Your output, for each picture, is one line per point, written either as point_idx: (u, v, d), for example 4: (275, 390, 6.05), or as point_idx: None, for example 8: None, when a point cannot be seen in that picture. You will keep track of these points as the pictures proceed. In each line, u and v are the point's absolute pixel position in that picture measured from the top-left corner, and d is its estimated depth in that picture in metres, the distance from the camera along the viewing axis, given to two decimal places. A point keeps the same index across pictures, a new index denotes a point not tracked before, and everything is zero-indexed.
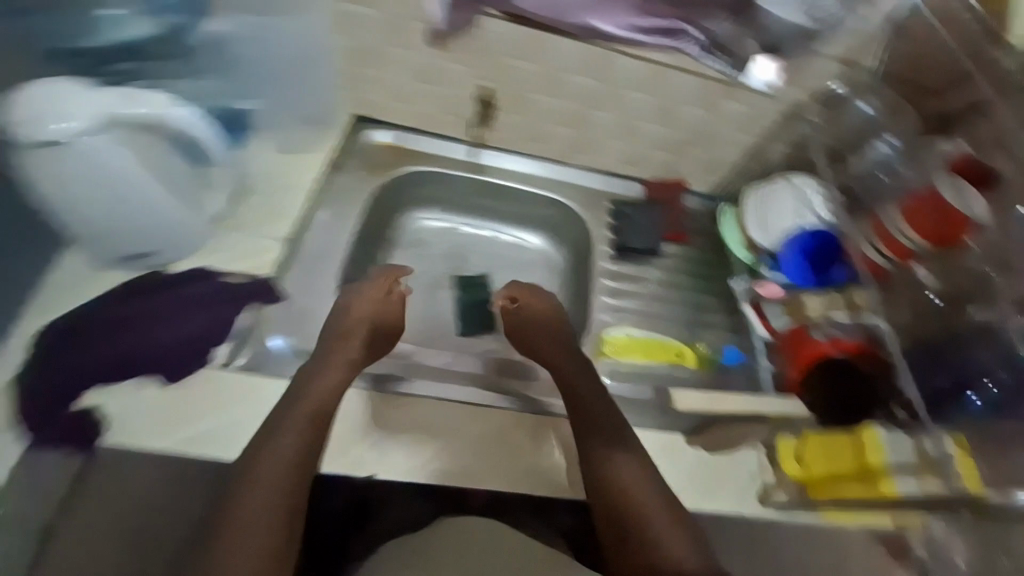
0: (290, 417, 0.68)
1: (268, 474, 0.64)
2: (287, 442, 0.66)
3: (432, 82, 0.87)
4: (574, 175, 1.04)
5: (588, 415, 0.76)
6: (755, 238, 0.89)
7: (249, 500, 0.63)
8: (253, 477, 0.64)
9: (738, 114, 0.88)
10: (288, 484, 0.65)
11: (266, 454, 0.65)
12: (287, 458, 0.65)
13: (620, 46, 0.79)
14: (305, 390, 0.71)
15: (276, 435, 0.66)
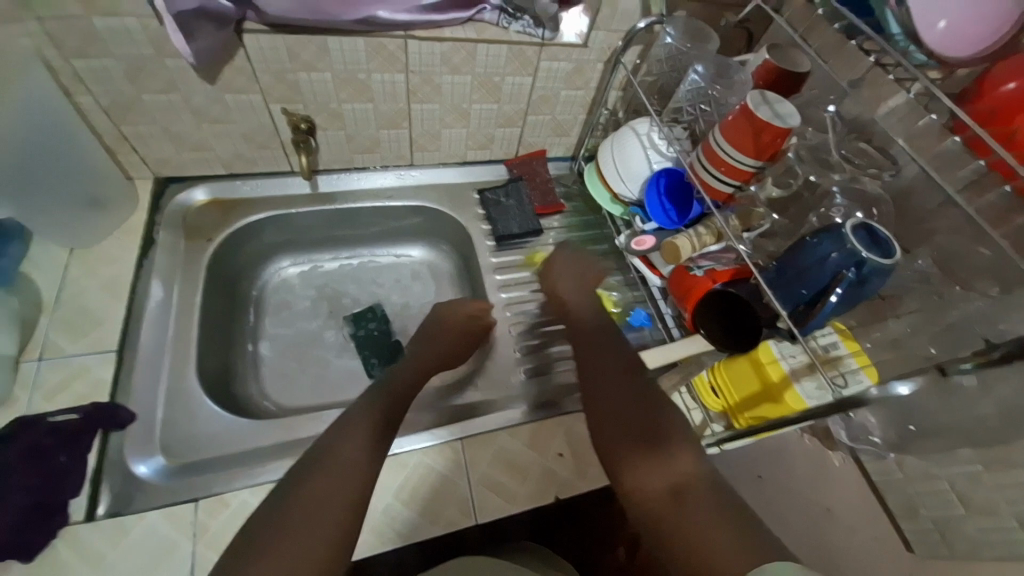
0: (365, 414, 0.63)
1: (335, 476, 0.55)
2: (356, 451, 0.58)
3: (224, 122, 0.76)
4: (432, 176, 0.97)
5: (629, 413, 0.62)
6: (618, 192, 0.86)
7: (316, 491, 0.53)
8: (330, 475, 0.55)
9: (562, 71, 0.85)
10: (363, 477, 0.56)
11: (343, 451, 0.57)
12: (354, 463, 0.56)
13: (417, 32, 0.72)
14: (392, 392, 0.69)
15: (346, 441, 0.59)
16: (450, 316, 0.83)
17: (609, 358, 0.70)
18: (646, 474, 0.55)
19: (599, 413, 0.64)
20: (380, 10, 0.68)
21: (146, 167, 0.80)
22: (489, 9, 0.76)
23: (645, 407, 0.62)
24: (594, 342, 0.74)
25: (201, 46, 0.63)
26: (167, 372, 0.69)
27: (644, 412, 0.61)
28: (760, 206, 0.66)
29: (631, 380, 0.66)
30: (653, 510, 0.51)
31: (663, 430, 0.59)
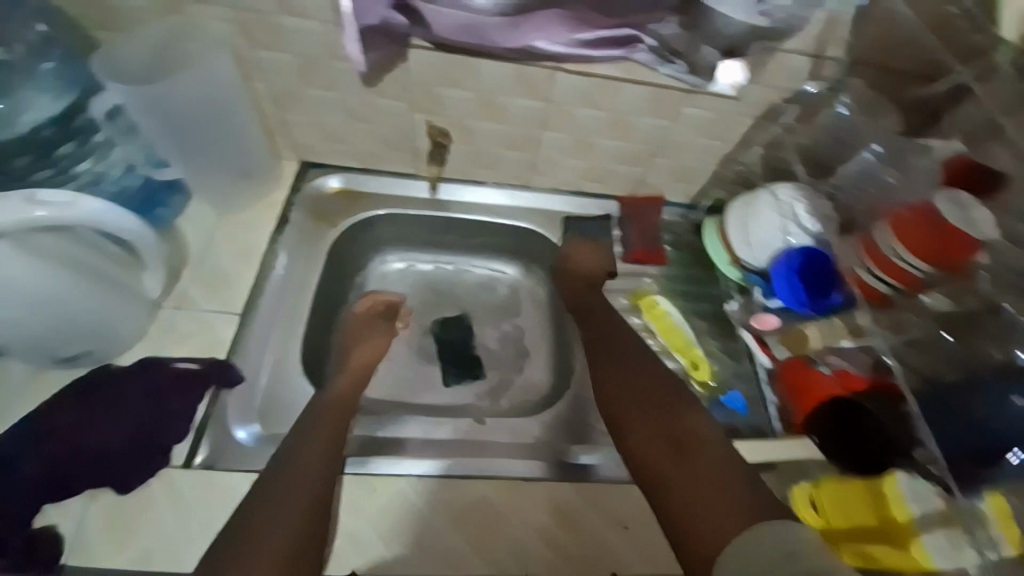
0: (318, 425, 0.65)
1: (294, 489, 0.57)
2: (308, 465, 0.60)
3: (368, 122, 0.81)
4: (543, 201, 0.97)
5: (650, 409, 0.66)
6: (741, 256, 0.81)
7: (269, 504, 0.56)
8: (284, 486, 0.58)
9: (702, 120, 0.81)
10: (320, 485, 0.59)
11: (297, 462, 0.60)
12: (302, 474, 0.59)
13: (566, 65, 0.72)
14: (328, 409, 0.68)
15: (299, 451, 0.61)
16: (366, 325, 0.83)
17: (626, 368, 0.71)
18: (692, 480, 0.56)
19: (614, 401, 0.69)
20: (538, 39, 0.68)
21: (293, 151, 0.86)
22: (643, 49, 0.71)
23: (671, 401, 0.66)
24: (621, 355, 0.74)
25: (372, 57, 0.67)
26: (275, 343, 0.75)
27: (661, 409, 0.65)
28: (920, 317, 0.65)
29: (659, 387, 0.68)
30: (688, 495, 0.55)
31: (681, 423, 0.63)
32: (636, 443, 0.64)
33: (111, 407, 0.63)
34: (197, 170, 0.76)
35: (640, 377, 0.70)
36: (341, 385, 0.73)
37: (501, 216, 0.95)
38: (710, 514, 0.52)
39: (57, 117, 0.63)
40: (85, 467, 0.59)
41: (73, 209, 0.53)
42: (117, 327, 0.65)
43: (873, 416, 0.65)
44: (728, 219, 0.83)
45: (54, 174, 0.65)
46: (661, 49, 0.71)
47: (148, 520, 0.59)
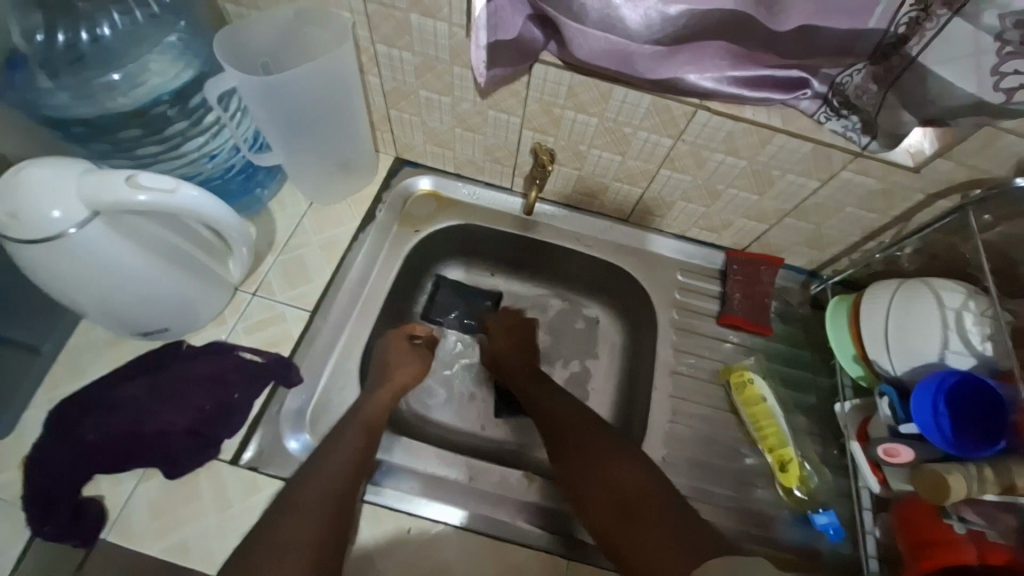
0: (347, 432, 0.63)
1: (305, 510, 0.54)
2: (322, 483, 0.57)
3: (475, 131, 0.75)
4: (642, 240, 0.86)
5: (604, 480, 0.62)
6: (871, 356, 0.68)
7: (291, 520, 0.53)
8: (308, 500, 0.55)
9: (862, 188, 0.67)
10: (338, 494, 0.56)
11: (320, 474, 0.57)
12: (328, 488, 0.56)
13: (713, 103, 0.61)
14: (357, 424, 0.64)
15: (321, 466, 0.58)
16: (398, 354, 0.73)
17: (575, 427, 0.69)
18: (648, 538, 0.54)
19: (585, 468, 0.64)
20: (689, 74, 0.58)
21: (392, 147, 0.83)
22: (808, 96, 0.61)
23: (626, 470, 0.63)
24: (566, 422, 0.70)
25: (498, 72, 0.61)
26: (340, 347, 0.72)
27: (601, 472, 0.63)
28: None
29: (598, 444, 0.66)
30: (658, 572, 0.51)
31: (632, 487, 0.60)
32: (606, 513, 0.59)
33: (176, 388, 0.63)
34: (297, 158, 0.73)
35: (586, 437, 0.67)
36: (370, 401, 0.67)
37: (591, 247, 0.86)
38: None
39: (176, 91, 0.61)
40: (142, 445, 0.60)
41: (172, 196, 0.52)
42: (197, 310, 0.66)
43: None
44: (863, 308, 0.69)
45: (162, 149, 0.64)
46: (831, 97, 0.61)
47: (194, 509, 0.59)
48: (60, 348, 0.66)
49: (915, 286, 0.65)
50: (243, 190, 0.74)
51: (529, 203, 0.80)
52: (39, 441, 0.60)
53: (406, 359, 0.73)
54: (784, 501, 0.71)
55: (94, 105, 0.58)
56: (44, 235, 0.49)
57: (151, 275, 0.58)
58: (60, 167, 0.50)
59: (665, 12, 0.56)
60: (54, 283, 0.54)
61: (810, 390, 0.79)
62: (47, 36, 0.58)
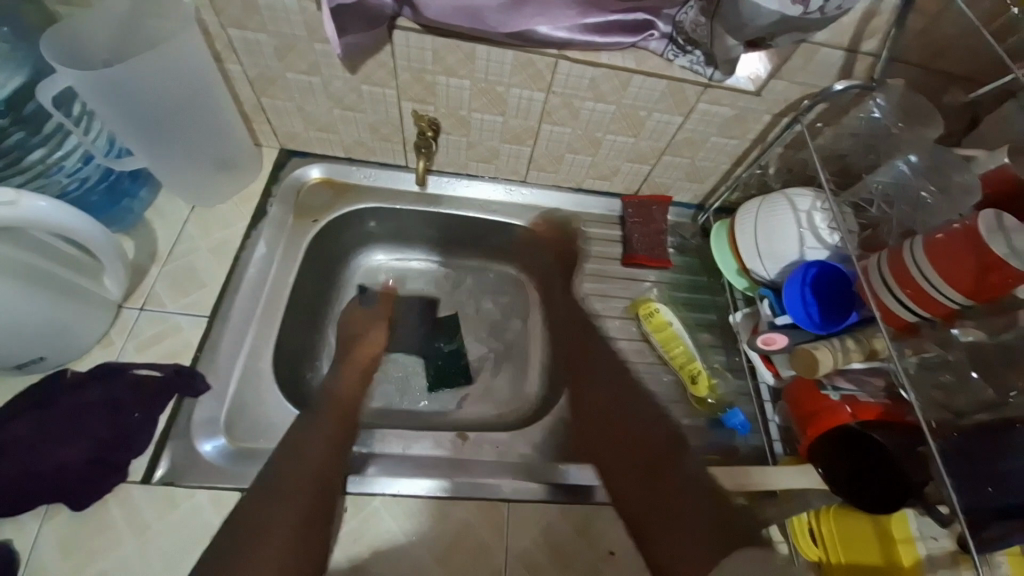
0: (326, 418, 0.67)
1: (297, 475, 0.60)
2: (308, 454, 0.62)
3: (356, 111, 0.75)
4: (541, 197, 0.90)
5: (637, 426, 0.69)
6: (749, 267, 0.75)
7: (280, 493, 0.59)
8: (293, 476, 0.60)
9: (719, 117, 0.74)
10: (320, 477, 0.61)
11: (305, 448, 0.63)
12: (312, 465, 0.61)
13: (571, 52, 0.65)
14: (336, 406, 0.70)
15: (301, 443, 0.63)
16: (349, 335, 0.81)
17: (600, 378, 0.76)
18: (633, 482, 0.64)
19: (625, 438, 0.68)
20: (540, 24, 0.62)
21: (274, 138, 0.80)
22: (656, 37, 0.66)
23: (627, 408, 0.71)
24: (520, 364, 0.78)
25: (349, 40, 0.61)
26: (249, 346, 0.70)
27: (642, 441, 0.67)
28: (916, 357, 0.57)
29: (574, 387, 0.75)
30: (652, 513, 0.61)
31: (638, 436, 0.68)
32: (608, 449, 0.68)
33: (66, 417, 0.59)
34: (167, 161, 0.69)
35: (627, 403, 0.72)
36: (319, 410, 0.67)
37: (496, 212, 0.88)
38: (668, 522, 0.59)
39: (4, 101, 0.57)
40: (37, 484, 0.55)
41: (14, 208, 0.48)
42: (76, 332, 0.61)
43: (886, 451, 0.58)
44: (737, 225, 0.76)
45: (2, 166, 0.59)
46: (676, 36, 0.66)
47: (110, 537, 0.56)
48: None
49: (776, 196, 0.73)
50: (108, 205, 0.68)
51: (422, 175, 0.80)
52: None
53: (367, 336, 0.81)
54: (699, 411, 0.78)
55: None
56: None
57: (9, 299, 0.53)
58: None
59: None
60: None
61: (712, 309, 0.86)
62: None
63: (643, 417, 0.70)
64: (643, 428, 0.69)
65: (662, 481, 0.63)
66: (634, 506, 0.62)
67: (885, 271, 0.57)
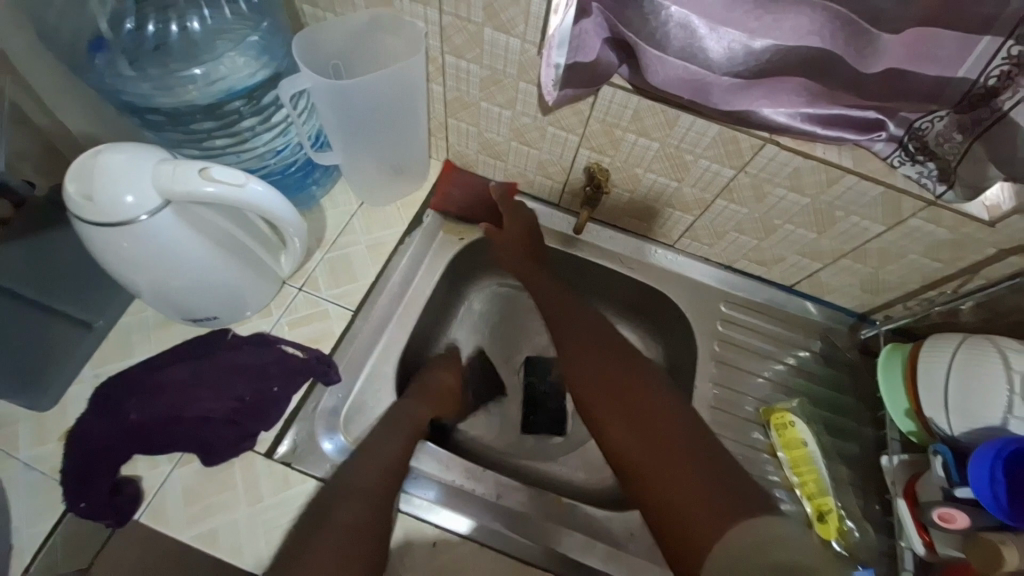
0: (389, 429, 0.64)
1: (359, 502, 0.55)
2: (370, 473, 0.58)
3: (532, 146, 0.75)
4: (687, 267, 0.85)
5: (621, 401, 0.59)
6: (927, 415, 0.65)
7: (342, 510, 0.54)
8: (351, 495, 0.55)
9: (929, 237, 0.65)
10: (376, 493, 0.56)
11: (365, 464, 0.59)
12: (370, 486, 0.57)
13: (783, 138, 0.60)
14: (404, 420, 0.65)
15: (367, 455, 0.60)
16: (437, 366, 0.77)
17: (589, 362, 0.64)
18: (634, 441, 0.55)
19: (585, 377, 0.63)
20: (763, 107, 0.57)
21: (445, 153, 0.83)
22: (883, 139, 0.59)
23: (611, 377, 0.62)
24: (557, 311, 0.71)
25: (567, 92, 0.60)
26: (381, 348, 0.72)
27: (644, 407, 0.58)
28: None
29: (610, 368, 0.63)
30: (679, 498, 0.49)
31: (642, 404, 0.58)
32: (594, 400, 0.61)
33: (217, 378, 0.64)
34: (357, 160, 0.74)
35: (599, 366, 0.63)
36: (405, 411, 0.67)
37: (634, 270, 0.84)
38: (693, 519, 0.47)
39: (248, 89, 0.63)
40: (185, 431, 0.61)
41: (241, 190, 0.53)
42: (246, 301, 0.67)
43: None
44: (924, 361, 0.66)
45: (230, 141, 0.67)
46: (908, 142, 0.59)
47: (229, 498, 0.60)
48: (110, 326, 0.67)
49: (990, 343, 0.61)
50: (299, 185, 0.74)
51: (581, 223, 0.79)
52: (84, 416, 0.62)
53: (444, 371, 0.76)
54: None
55: (174, 95, 0.60)
56: (117, 219, 0.50)
57: (208, 266, 0.59)
58: (136, 153, 0.51)
59: (751, 46, 0.53)
60: (112, 262, 0.55)
61: (858, 439, 0.76)
62: (135, 25, 0.61)
63: (613, 385, 0.61)
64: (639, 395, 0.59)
65: (638, 413, 0.57)
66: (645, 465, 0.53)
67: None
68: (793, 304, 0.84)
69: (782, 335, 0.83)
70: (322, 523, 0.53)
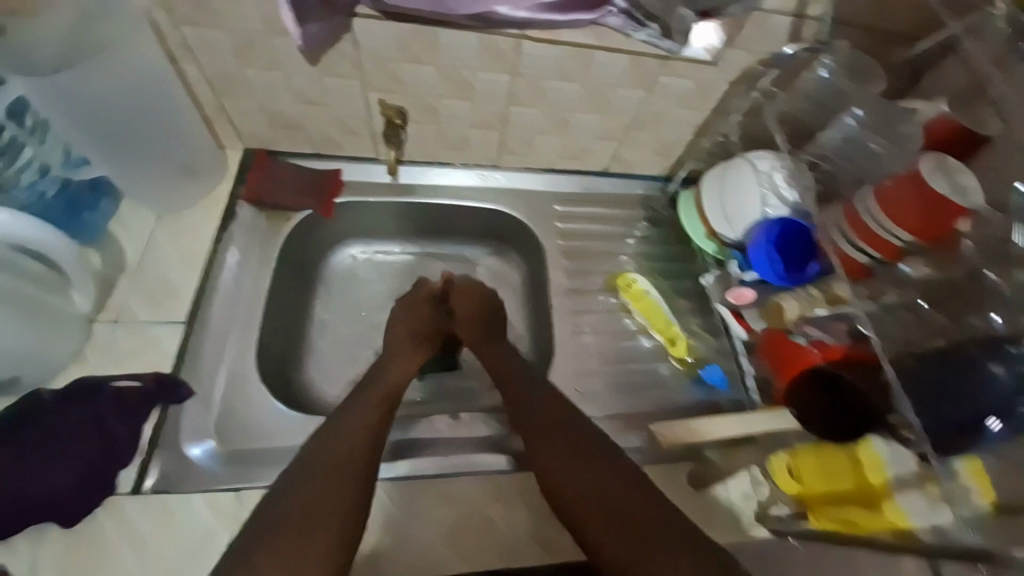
0: (365, 402, 0.64)
1: (331, 475, 0.54)
2: (348, 445, 0.58)
3: (320, 104, 0.74)
4: (515, 180, 0.91)
5: (553, 425, 0.63)
6: (717, 231, 0.78)
7: (319, 485, 0.53)
8: (324, 470, 0.55)
9: (680, 89, 0.75)
10: (361, 465, 0.56)
11: (337, 438, 0.58)
12: (350, 455, 0.57)
13: (533, 32, 0.66)
14: (387, 388, 0.68)
15: (342, 428, 0.60)
16: (410, 314, 0.77)
17: (510, 366, 0.73)
18: (575, 481, 0.56)
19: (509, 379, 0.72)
20: (499, 5, 0.62)
21: (237, 139, 0.79)
22: (614, 12, 0.67)
23: (546, 409, 0.65)
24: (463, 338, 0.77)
25: (312, 29, 0.61)
26: (232, 350, 0.69)
27: (577, 448, 0.59)
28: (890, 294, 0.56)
29: (543, 393, 0.68)
30: (616, 527, 0.51)
31: (575, 439, 0.61)
32: (525, 415, 0.66)
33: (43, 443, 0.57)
34: (129, 168, 0.70)
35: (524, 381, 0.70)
36: (392, 374, 0.70)
37: (470, 199, 0.89)
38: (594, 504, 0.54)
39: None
40: (27, 509, 0.54)
41: None
42: (46, 349, 0.60)
43: (854, 387, 0.60)
44: (706, 191, 0.79)
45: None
46: (633, 12, 0.67)
47: (105, 552, 0.55)
48: None
49: (743, 159, 0.74)
50: (69, 216, 0.66)
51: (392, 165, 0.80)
52: None
53: (422, 316, 0.77)
54: (681, 371, 0.82)
55: None
56: None
57: None
58: None
59: None
60: None
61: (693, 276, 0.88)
62: None
63: (543, 405, 0.66)
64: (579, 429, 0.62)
65: (570, 439, 0.61)
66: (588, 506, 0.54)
67: (840, 225, 0.60)
68: (616, 185, 0.94)
69: (612, 214, 0.93)
70: (300, 508, 0.51)
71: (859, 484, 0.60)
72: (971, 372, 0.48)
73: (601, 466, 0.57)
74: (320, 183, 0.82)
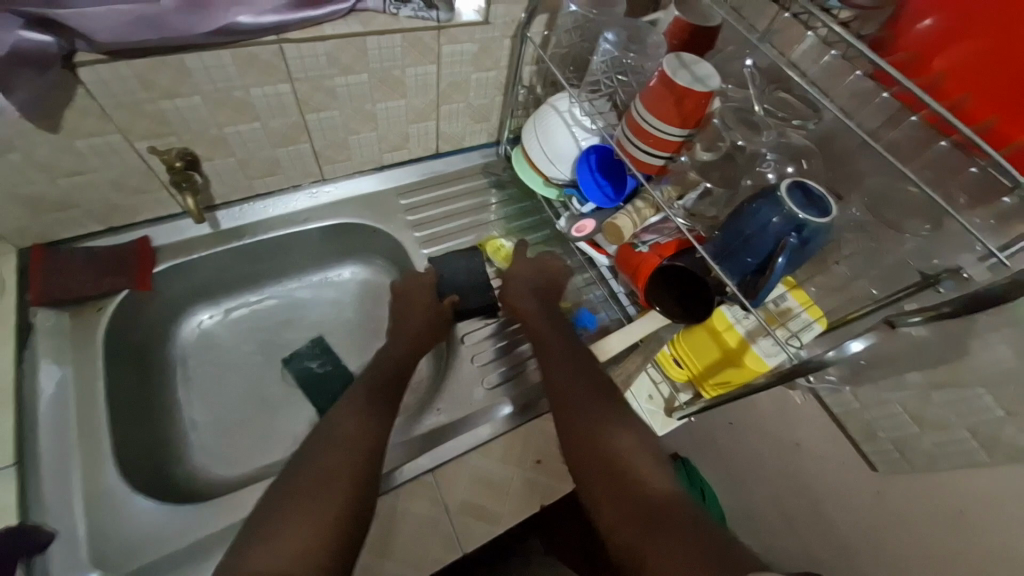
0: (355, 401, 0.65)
1: (321, 478, 0.55)
2: (337, 453, 0.58)
3: (84, 172, 0.65)
4: (348, 188, 0.88)
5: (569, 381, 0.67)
6: (550, 176, 0.79)
7: (309, 491, 0.53)
8: (316, 472, 0.56)
9: (467, 53, 0.76)
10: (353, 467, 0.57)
11: (335, 441, 0.59)
12: (342, 456, 0.57)
13: (291, 33, 0.63)
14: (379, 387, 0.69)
15: (336, 433, 0.60)
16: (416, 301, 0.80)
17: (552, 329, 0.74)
18: (579, 432, 0.61)
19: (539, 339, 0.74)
20: (239, 14, 0.58)
21: (2, 242, 0.68)
22: None
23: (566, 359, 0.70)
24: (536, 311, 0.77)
25: (25, 95, 0.53)
26: (86, 468, 0.61)
27: (589, 403, 0.64)
28: (692, 173, 0.67)
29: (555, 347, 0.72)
30: (607, 472, 0.56)
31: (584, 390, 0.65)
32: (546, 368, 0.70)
33: None
34: None
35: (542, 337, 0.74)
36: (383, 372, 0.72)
37: (306, 220, 0.84)
38: (582, 440, 0.60)
39: None
40: None
41: None
42: None
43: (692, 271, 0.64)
44: (528, 143, 0.80)
45: None
46: None
47: None
48: None
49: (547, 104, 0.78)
50: None
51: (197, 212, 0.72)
52: None
53: (427, 305, 0.79)
54: None
55: None
56: None
57: None
58: None
59: None
60: None
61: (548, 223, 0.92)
62: None
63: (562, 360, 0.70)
64: (588, 383, 0.66)
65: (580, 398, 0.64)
66: (588, 456, 0.58)
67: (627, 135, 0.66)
68: (452, 163, 0.95)
69: (456, 190, 0.94)
70: (298, 510, 0.51)
71: (721, 351, 0.65)
72: (744, 209, 0.57)
73: (611, 417, 0.62)
74: (126, 260, 0.72)
